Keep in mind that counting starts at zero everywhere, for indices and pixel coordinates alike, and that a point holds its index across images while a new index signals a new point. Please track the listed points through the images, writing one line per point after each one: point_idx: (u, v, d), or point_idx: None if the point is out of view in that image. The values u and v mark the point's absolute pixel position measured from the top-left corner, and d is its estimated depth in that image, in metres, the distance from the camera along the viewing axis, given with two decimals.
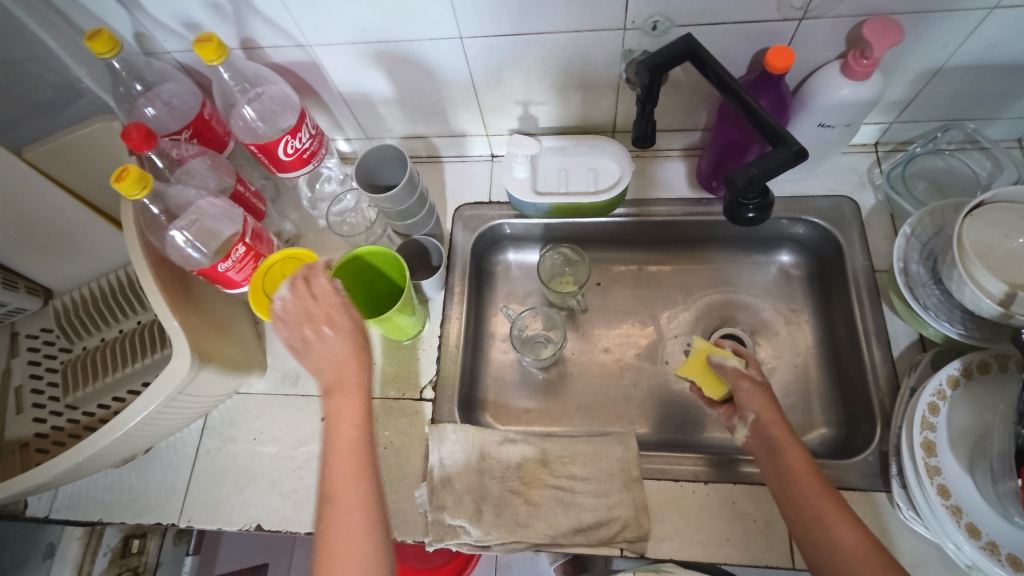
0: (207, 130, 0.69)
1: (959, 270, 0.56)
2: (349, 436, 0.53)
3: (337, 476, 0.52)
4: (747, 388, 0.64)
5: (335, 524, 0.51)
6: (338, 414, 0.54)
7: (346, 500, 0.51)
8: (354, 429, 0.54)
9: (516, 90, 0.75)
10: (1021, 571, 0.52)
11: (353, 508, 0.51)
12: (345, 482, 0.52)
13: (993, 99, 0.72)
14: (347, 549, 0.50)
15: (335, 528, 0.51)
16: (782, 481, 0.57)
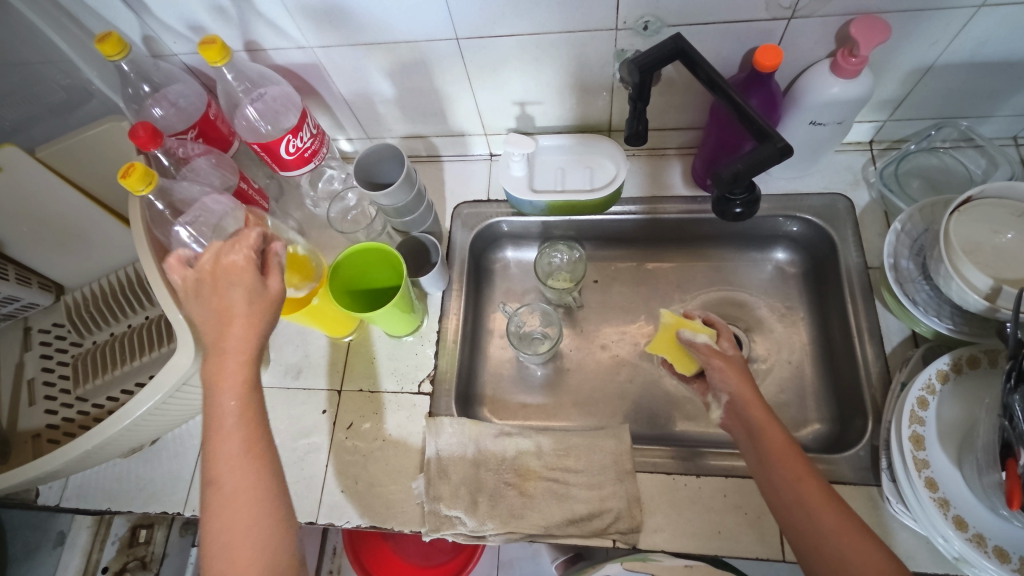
0: (212, 130, 0.72)
1: (945, 265, 0.57)
2: (236, 416, 0.49)
3: (222, 461, 0.48)
4: (722, 368, 0.65)
5: (223, 515, 0.47)
6: (220, 384, 0.50)
7: (235, 483, 0.48)
8: (238, 412, 0.49)
9: (512, 89, 0.76)
10: (1007, 563, 0.53)
11: (241, 496, 0.48)
12: (233, 466, 0.48)
13: (986, 96, 0.73)
14: (237, 532, 0.47)
15: (222, 516, 0.47)
16: (764, 466, 0.57)
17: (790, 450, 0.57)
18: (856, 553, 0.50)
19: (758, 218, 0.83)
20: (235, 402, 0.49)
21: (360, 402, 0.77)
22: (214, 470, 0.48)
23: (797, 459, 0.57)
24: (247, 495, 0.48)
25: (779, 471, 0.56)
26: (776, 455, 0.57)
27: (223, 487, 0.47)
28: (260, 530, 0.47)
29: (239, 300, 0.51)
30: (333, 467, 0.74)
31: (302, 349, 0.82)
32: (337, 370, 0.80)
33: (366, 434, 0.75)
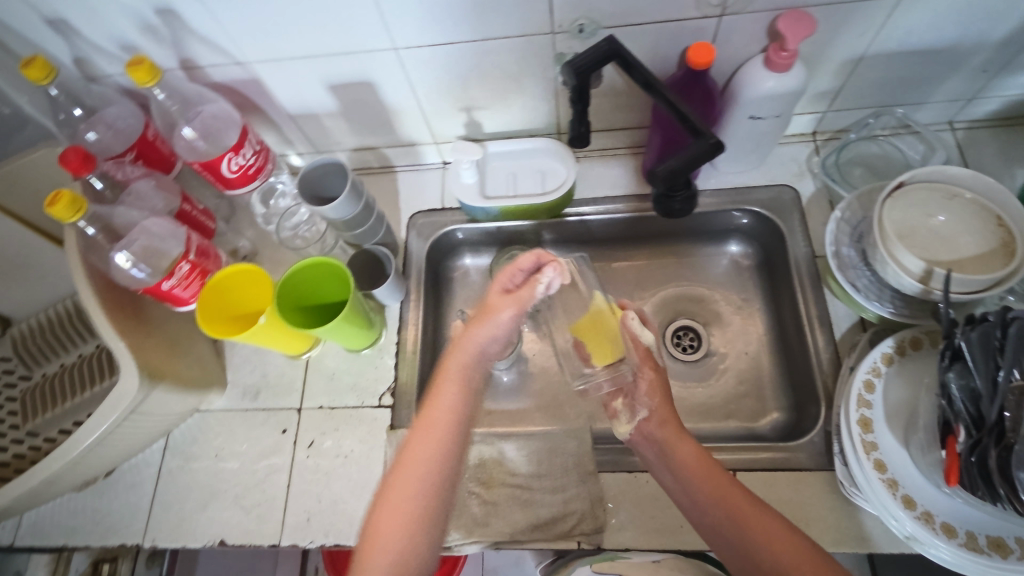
0: (152, 151, 0.70)
1: (880, 251, 0.59)
2: (440, 424, 0.55)
3: (408, 459, 0.53)
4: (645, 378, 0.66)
5: (392, 496, 0.52)
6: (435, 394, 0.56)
7: (410, 472, 0.52)
8: (450, 412, 0.55)
9: (457, 97, 0.76)
10: (954, 538, 0.55)
11: (411, 480, 0.52)
12: (411, 454, 0.53)
13: (919, 84, 0.75)
14: (397, 508, 0.51)
15: (388, 505, 0.51)
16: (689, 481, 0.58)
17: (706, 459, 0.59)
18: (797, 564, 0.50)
19: (709, 213, 0.84)
20: (441, 413, 0.55)
21: (321, 420, 0.76)
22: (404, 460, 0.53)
23: (715, 468, 0.58)
24: (410, 486, 0.52)
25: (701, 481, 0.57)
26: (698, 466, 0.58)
27: (397, 478, 0.52)
28: (414, 519, 0.51)
29: (485, 335, 0.58)
30: (295, 488, 0.73)
31: (259, 369, 0.80)
32: (295, 389, 0.79)
33: (328, 451, 0.74)
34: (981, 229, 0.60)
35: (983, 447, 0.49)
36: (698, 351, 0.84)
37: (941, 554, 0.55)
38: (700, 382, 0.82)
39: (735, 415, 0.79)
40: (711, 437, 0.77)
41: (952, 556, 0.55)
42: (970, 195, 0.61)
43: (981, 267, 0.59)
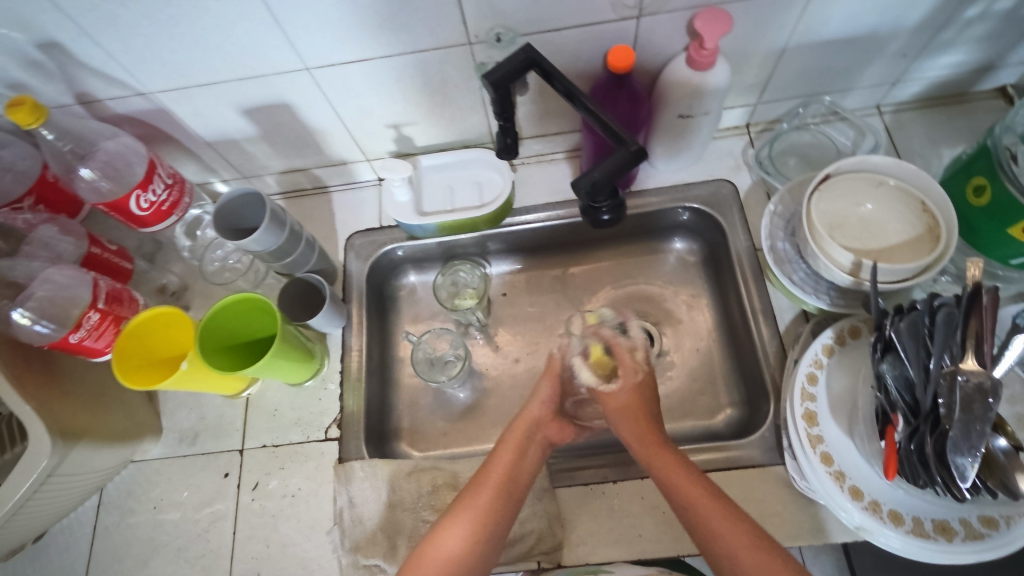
0: (53, 193, 0.67)
1: (812, 247, 0.59)
2: (492, 481, 0.60)
3: (463, 503, 0.58)
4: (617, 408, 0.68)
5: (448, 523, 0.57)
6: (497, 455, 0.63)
7: (464, 518, 0.57)
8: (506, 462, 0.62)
9: (381, 113, 0.73)
10: (900, 525, 0.55)
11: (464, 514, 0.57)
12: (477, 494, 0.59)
13: (844, 72, 0.75)
14: (448, 542, 0.55)
15: (444, 531, 0.56)
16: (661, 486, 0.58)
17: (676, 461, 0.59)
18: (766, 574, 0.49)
19: (651, 212, 0.83)
20: (499, 471, 0.61)
21: (265, 459, 0.73)
22: (449, 514, 0.57)
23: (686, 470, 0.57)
24: (468, 531, 0.56)
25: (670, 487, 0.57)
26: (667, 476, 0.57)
27: (447, 522, 0.57)
28: (474, 546, 0.55)
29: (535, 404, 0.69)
30: (242, 534, 0.70)
31: (197, 412, 0.76)
32: (236, 429, 0.75)
33: (274, 492, 0.71)
34: (907, 216, 0.60)
35: (921, 434, 0.49)
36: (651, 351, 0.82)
37: (893, 543, 0.55)
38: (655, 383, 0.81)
39: (690, 415, 0.78)
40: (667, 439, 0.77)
41: (903, 544, 0.55)
42: (894, 181, 0.61)
43: (910, 254, 0.59)
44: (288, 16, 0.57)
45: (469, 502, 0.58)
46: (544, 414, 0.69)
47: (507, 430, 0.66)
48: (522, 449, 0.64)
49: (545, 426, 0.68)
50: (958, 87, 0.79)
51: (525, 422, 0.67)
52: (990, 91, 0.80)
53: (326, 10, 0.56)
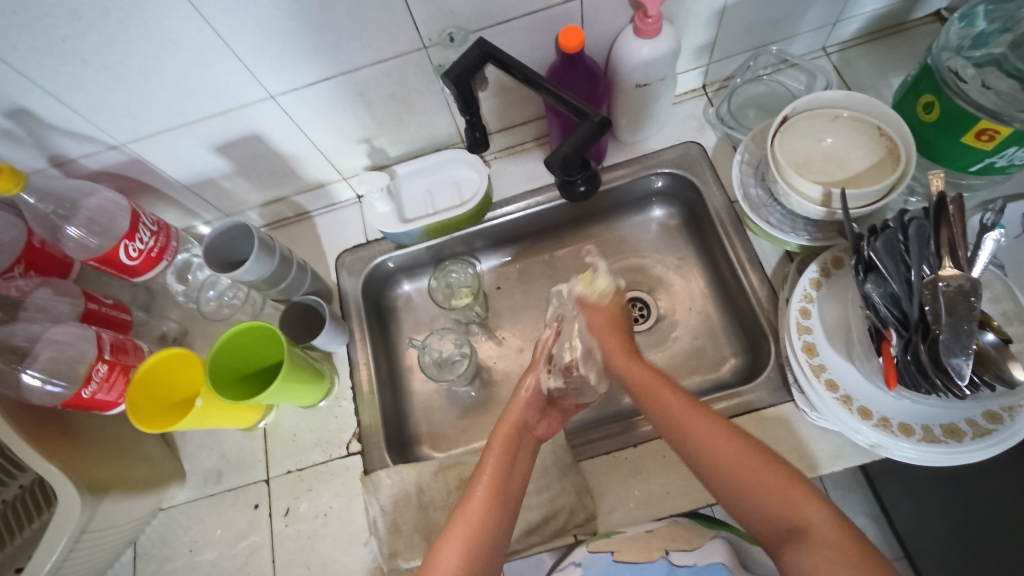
0: (41, 258, 0.68)
1: (782, 185, 0.61)
2: (486, 486, 0.61)
3: (462, 510, 0.59)
4: (593, 317, 0.75)
5: (450, 536, 0.57)
6: (484, 462, 0.63)
7: (461, 536, 0.56)
8: (492, 465, 0.63)
9: (350, 129, 0.75)
10: (912, 436, 0.58)
11: (470, 512, 0.58)
12: (477, 499, 0.59)
13: (787, 20, 0.77)
14: (454, 546, 0.56)
15: (453, 535, 0.57)
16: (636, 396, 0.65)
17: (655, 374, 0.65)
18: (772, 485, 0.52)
19: (626, 184, 0.85)
20: (490, 473, 0.62)
21: (291, 484, 0.74)
22: (445, 536, 0.57)
23: (660, 380, 0.64)
24: (465, 547, 0.55)
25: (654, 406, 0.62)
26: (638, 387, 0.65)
27: (447, 538, 0.57)
28: (476, 560, 0.55)
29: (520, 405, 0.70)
30: (281, 560, 0.70)
31: (217, 450, 0.77)
32: (259, 460, 0.76)
33: (306, 514, 0.72)
34: (867, 142, 0.63)
35: (914, 345, 0.51)
36: (648, 319, 0.85)
37: (909, 454, 0.58)
38: (658, 347, 0.83)
39: (697, 371, 0.80)
40: None
41: (918, 453, 0.57)
42: (848, 112, 0.64)
43: (875, 176, 0.62)
44: (244, 47, 0.58)
45: (463, 518, 0.58)
46: (531, 414, 0.70)
47: (493, 437, 0.66)
48: (512, 455, 0.64)
49: (533, 425, 0.70)
50: (896, 17, 0.82)
51: (510, 426, 0.67)
52: (926, 17, 0.83)
53: (280, 36, 0.58)
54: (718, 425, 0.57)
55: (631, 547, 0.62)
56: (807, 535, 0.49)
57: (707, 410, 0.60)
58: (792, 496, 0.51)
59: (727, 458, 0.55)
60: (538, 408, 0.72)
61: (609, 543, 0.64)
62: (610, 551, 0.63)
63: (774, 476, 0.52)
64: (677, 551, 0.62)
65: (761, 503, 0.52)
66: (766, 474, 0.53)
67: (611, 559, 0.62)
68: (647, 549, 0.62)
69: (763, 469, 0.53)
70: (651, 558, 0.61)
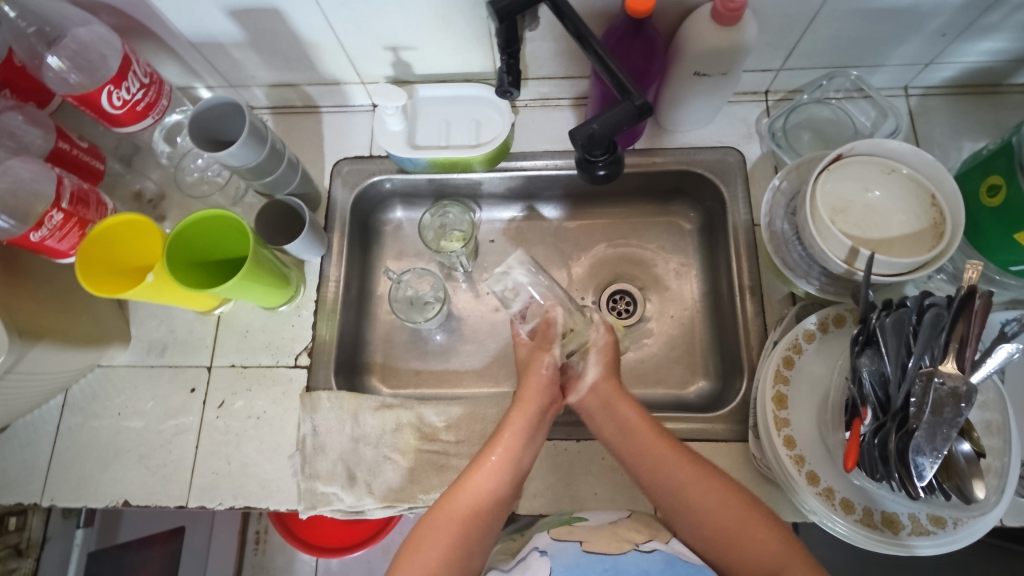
0: (20, 78, 0.63)
1: (811, 228, 0.57)
2: (501, 456, 0.59)
3: (473, 472, 0.58)
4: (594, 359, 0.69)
5: (458, 494, 0.57)
6: (505, 428, 0.62)
7: (467, 495, 0.57)
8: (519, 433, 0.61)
9: (380, 32, 0.68)
10: (850, 514, 0.56)
11: (485, 470, 0.58)
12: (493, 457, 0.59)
13: (878, 45, 0.69)
14: (464, 501, 0.56)
15: (456, 494, 0.57)
16: (624, 442, 0.62)
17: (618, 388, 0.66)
18: (756, 537, 0.53)
19: (652, 173, 0.79)
20: (508, 445, 0.60)
21: (232, 378, 0.73)
22: (451, 487, 0.58)
23: (648, 424, 0.62)
24: (475, 502, 0.57)
25: (636, 452, 0.60)
26: (633, 427, 0.62)
27: (456, 490, 0.57)
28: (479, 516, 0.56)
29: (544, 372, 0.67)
30: (204, 448, 0.70)
31: (167, 324, 0.75)
32: (205, 346, 0.74)
33: (239, 412, 0.71)
34: (914, 208, 0.58)
35: (886, 431, 0.49)
36: (632, 316, 0.82)
37: (839, 529, 0.56)
38: (633, 346, 0.80)
39: (663, 382, 0.78)
40: (636, 403, 0.77)
41: (848, 531, 0.56)
42: (907, 170, 0.58)
43: (909, 247, 0.58)
44: None
45: (477, 476, 0.58)
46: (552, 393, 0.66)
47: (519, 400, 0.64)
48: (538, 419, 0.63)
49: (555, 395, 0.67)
50: (992, 76, 0.74)
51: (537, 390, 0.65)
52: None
53: None
54: (707, 478, 0.57)
55: (599, 539, 0.57)
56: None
57: (698, 460, 0.59)
58: (765, 539, 0.53)
59: (714, 512, 0.55)
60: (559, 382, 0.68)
61: (574, 533, 0.58)
62: (579, 541, 0.57)
63: (752, 527, 0.54)
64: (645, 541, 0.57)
65: (743, 553, 0.53)
66: (748, 523, 0.54)
67: (579, 549, 0.56)
68: (617, 541, 0.56)
69: (738, 521, 0.54)
70: (624, 548, 0.55)
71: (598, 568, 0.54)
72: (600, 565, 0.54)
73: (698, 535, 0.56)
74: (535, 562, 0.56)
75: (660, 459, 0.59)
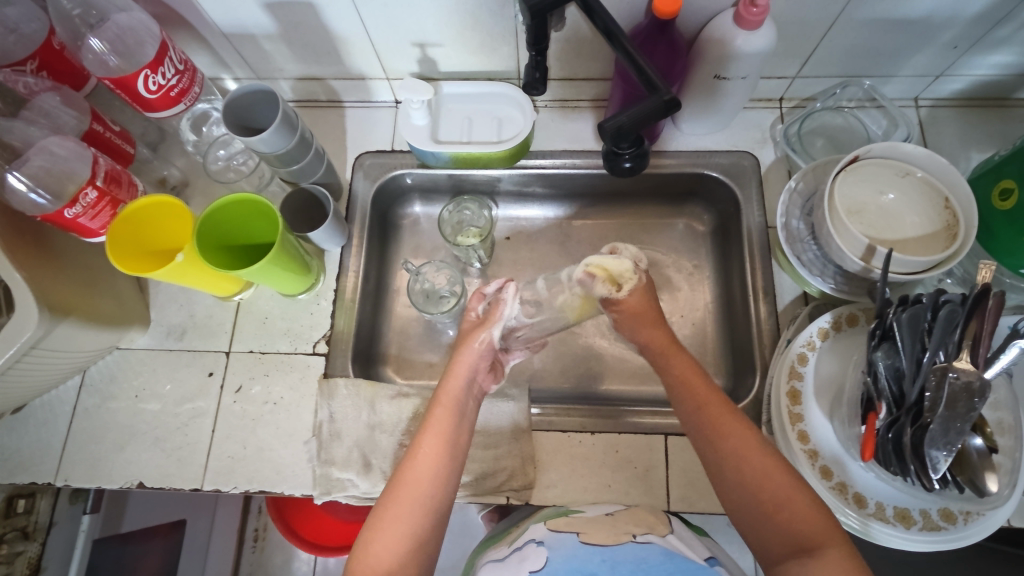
0: (58, 62, 0.65)
1: (828, 227, 0.58)
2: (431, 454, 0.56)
3: (409, 478, 0.55)
4: (628, 310, 0.67)
5: (394, 507, 0.53)
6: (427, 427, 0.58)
7: (403, 503, 0.53)
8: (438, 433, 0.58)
9: (408, 28, 0.70)
10: (862, 508, 0.57)
11: (422, 470, 0.55)
12: (424, 456, 0.56)
13: (892, 55, 0.71)
14: (400, 509, 0.53)
15: (397, 501, 0.53)
16: (677, 394, 0.60)
17: (669, 346, 0.64)
18: (796, 510, 0.50)
19: (667, 175, 0.81)
20: (439, 433, 0.57)
21: (250, 364, 0.73)
22: (385, 499, 0.54)
23: (701, 380, 0.60)
24: (411, 512, 0.53)
25: (692, 402, 0.58)
26: (686, 381, 0.60)
27: (389, 504, 0.53)
28: (427, 522, 0.53)
29: (471, 358, 0.64)
30: (220, 432, 0.70)
31: (186, 308, 0.76)
32: (224, 331, 0.75)
33: (256, 397, 0.72)
34: (927, 210, 0.60)
35: (900, 425, 0.50)
36: None
37: (852, 523, 0.57)
38: None
39: None
40: (648, 400, 0.78)
41: (861, 525, 0.57)
42: (921, 173, 0.60)
43: (923, 248, 0.59)
44: None
45: (411, 480, 0.54)
46: (480, 366, 0.65)
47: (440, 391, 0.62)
48: (459, 407, 0.61)
49: (480, 376, 0.65)
50: (1000, 89, 0.76)
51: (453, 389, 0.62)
52: None
53: None
54: (754, 436, 0.54)
55: (597, 531, 0.58)
56: (814, 553, 0.47)
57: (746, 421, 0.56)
58: (807, 512, 0.50)
59: (758, 472, 0.52)
60: (489, 361, 0.67)
61: (571, 525, 0.60)
62: (577, 532, 0.58)
63: (792, 496, 0.51)
64: (641, 533, 0.57)
65: (781, 520, 0.50)
66: (790, 493, 0.51)
67: (576, 540, 0.57)
68: (614, 533, 0.57)
69: (781, 489, 0.51)
70: (619, 540, 0.55)
71: (597, 559, 0.54)
72: (598, 557, 0.54)
73: (735, 494, 0.53)
74: (533, 554, 0.57)
75: (710, 411, 0.57)
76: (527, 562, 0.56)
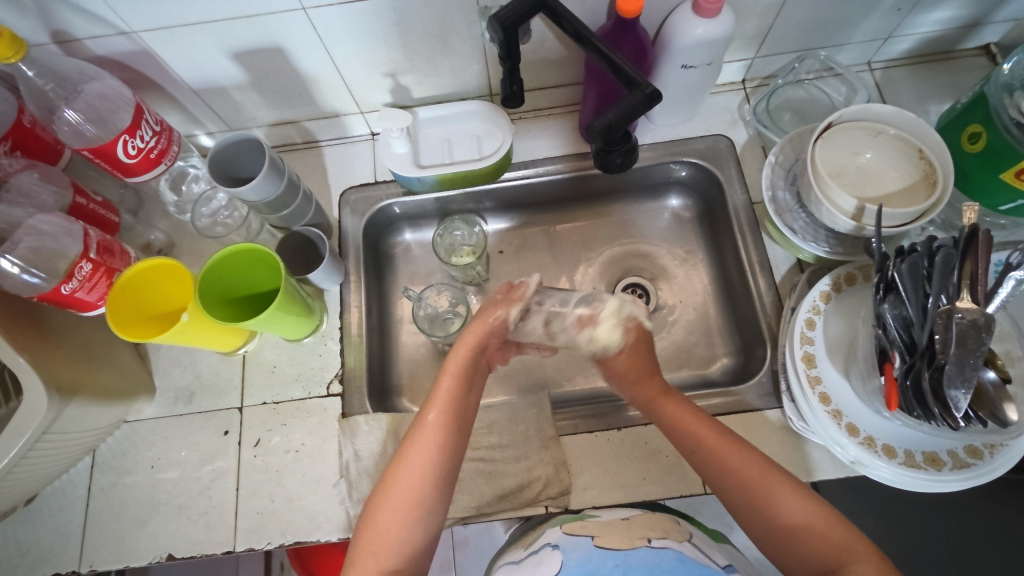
0: (30, 139, 0.64)
1: (817, 193, 0.60)
2: (411, 477, 0.55)
3: (394, 485, 0.55)
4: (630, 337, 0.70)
5: (382, 513, 0.54)
6: (416, 442, 0.57)
7: (395, 511, 0.54)
8: (434, 441, 0.57)
9: (378, 60, 0.71)
10: (893, 458, 0.59)
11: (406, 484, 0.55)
12: (409, 470, 0.55)
13: (841, 25, 0.75)
14: (389, 522, 0.53)
15: (386, 507, 0.54)
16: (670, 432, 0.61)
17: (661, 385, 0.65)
18: (810, 524, 0.52)
19: (647, 167, 0.83)
20: (432, 438, 0.57)
21: (265, 416, 0.72)
22: (377, 500, 0.55)
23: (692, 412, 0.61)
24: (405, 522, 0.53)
25: (687, 437, 0.60)
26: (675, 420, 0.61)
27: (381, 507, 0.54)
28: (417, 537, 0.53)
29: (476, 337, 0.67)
30: (245, 489, 0.69)
31: (191, 370, 0.75)
32: (234, 387, 0.74)
33: (276, 448, 0.70)
34: (904, 164, 0.63)
35: (917, 371, 0.52)
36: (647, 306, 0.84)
37: (884, 474, 0.59)
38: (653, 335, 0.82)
39: (687, 365, 0.80)
40: None
41: (894, 474, 0.58)
42: (893, 130, 0.63)
43: (905, 200, 0.62)
44: None
45: (400, 484, 0.55)
46: (493, 342, 0.69)
47: (443, 374, 0.63)
48: (460, 407, 0.60)
49: (487, 351, 0.69)
50: (945, 44, 0.80)
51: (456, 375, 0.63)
52: (974, 49, 0.82)
53: None
54: (752, 459, 0.56)
55: (611, 534, 0.60)
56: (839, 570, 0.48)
57: (740, 442, 0.58)
58: (821, 524, 0.51)
59: (766, 496, 0.54)
60: (497, 338, 0.69)
61: (586, 528, 0.62)
62: (591, 536, 0.60)
63: (799, 511, 0.52)
64: (657, 537, 0.60)
65: (801, 541, 0.51)
66: (801, 508, 0.53)
67: (591, 544, 0.59)
68: (629, 537, 0.59)
69: (794, 505, 0.53)
70: (635, 544, 0.58)
71: (610, 564, 0.58)
72: (612, 561, 0.58)
73: (755, 522, 0.55)
74: (549, 557, 0.60)
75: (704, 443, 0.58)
76: (544, 566, 0.59)
